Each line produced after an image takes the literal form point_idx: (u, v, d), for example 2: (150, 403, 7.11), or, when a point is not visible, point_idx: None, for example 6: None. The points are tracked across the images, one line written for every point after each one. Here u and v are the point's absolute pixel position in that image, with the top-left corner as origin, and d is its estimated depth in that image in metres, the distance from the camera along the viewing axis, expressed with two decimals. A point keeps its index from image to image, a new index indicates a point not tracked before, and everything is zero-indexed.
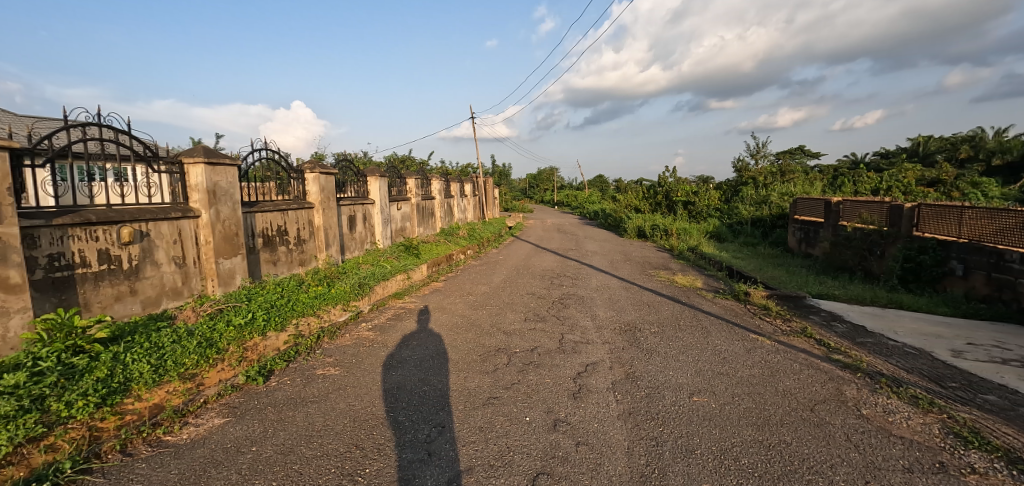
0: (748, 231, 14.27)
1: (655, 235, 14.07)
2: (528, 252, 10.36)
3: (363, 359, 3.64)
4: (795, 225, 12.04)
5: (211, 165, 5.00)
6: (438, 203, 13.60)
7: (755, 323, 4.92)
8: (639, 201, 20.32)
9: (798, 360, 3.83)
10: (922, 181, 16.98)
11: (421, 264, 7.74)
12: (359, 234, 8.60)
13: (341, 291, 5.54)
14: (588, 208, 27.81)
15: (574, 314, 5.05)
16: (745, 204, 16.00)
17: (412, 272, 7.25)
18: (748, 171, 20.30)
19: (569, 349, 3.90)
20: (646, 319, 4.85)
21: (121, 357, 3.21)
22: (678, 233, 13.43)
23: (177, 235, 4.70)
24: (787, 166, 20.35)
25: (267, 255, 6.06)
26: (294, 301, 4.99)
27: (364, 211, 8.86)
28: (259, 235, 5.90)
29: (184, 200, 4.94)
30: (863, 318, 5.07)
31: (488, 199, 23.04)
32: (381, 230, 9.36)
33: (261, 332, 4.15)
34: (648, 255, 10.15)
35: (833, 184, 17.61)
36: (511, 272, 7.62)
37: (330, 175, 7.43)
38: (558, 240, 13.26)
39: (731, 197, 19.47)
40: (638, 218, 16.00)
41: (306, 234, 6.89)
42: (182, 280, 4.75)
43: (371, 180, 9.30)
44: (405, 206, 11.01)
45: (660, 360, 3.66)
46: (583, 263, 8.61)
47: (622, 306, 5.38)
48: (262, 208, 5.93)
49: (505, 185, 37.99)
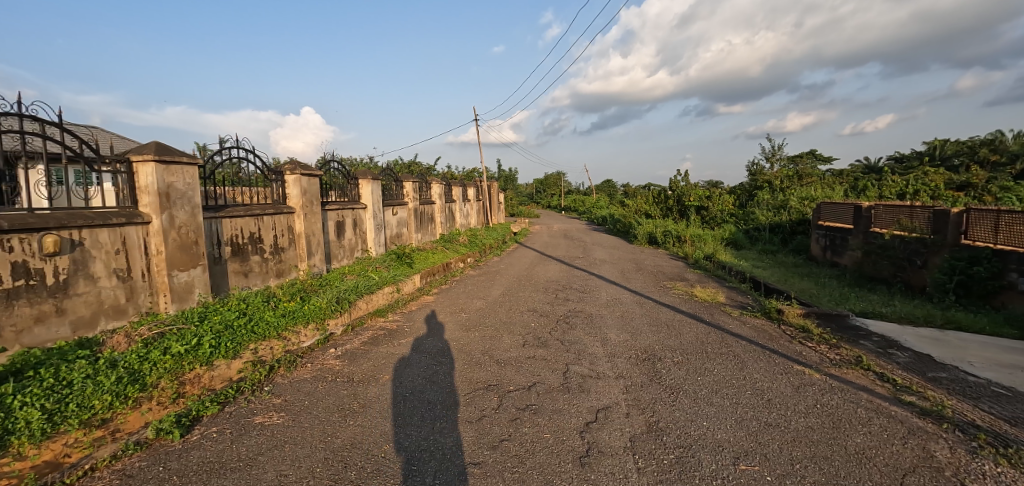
0: (766, 238, 13.50)
1: (667, 242, 13.29)
2: (531, 261, 9.63)
3: (319, 399, 2.93)
4: (820, 232, 11.19)
5: (165, 164, 4.38)
6: (438, 208, 12.91)
7: (796, 349, 4.15)
8: (649, 206, 19.54)
9: (863, 404, 3.06)
10: (951, 185, 16.06)
11: (414, 276, 7.04)
12: (347, 241, 7.94)
13: (313, 308, 4.84)
14: (596, 213, 27.06)
15: (582, 337, 4.30)
16: (762, 209, 15.19)
17: (403, 284, 6.58)
18: (762, 174, 19.44)
19: (574, 386, 3.16)
20: (667, 344, 4.10)
21: (8, 401, 2.54)
22: (692, 240, 12.64)
23: (121, 244, 4.08)
24: (804, 170, 19.50)
25: (236, 266, 5.42)
26: (256, 320, 4.32)
27: (354, 216, 8.22)
28: (227, 243, 5.27)
29: (132, 204, 4.32)
30: (925, 344, 4.26)
31: (493, 203, 22.37)
32: (373, 236, 8.70)
33: (206, 361, 3.49)
34: (661, 265, 9.36)
35: (854, 187, 16.78)
36: (511, 284, 6.91)
37: (314, 177, 6.79)
38: (565, 247, 12.55)
39: (746, 201, 18.67)
40: (649, 224, 15.25)
41: (285, 241, 6.25)
42: (126, 296, 4.12)
43: (362, 182, 8.65)
44: (401, 211, 10.33)
45: (691, 405, 2.90)
46: (590, 274, 7.84)
47: (638, 327, 4.63)
48: (231, 212, 5.30)
49: (510, 189, 37.50)
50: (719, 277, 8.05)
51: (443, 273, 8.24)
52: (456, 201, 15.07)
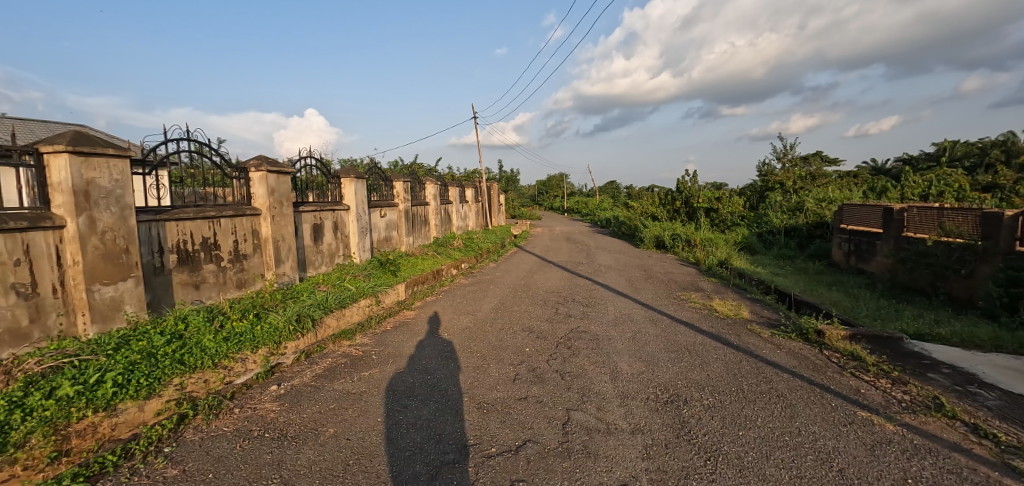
0: (781, 242, 12.74)
1: (676, 246, 12.49)
2: (529, 267, 8.84)
3: (229, 469, 2.15)
4: (843, 236, 10.35)
5: (84, 157, 3.66)
6: (433, 209, 12.14)
7: (852, 388, 3.35)
8: (656, 208, 18.72)
9: (969, 477, 2.25)
10: (975, 186, 15.14)
11: (397, 286, 6.27)
12: (326, 246, 7.17)
13: (266, 329, 4.08)
14: (600, 216, 26.28)
15: (586, 367, 3.51)
16: (775, 212, 14.36)
17: (383, 296, 5.81)
18: (774, 175, 18.58)
19: (577, 448, 2.36)
20: (693, 379, 3.31)
21: None
22: (703, 244, 11.83)
23: (22, 253, 3.33)
24: (818, 171, 18.63)
25: (184, 276, 4.68)
26: (189, 347, 3.55)
27: (335, 218, 7.46)
28: (172, 251, 4.54)
29: (43, 204, 3.59)
30: (1010, 378, 3.45)
31: (493, 205, 21.57)
32: (357, 240, 7.93)
33: (104, 406, 2.72)
34: (672, 273, 8.56)
35: (872, 188, 15.90)
36: (506, 296, 6.12)
37: (285, 174, 6.03)
38: (568, 251, 11.77)
39: (757, 203, 17.84)
40: (656, 227, 14.46)
41: (247, 247, 5.50)
42: (30, 317, 3.36)
43: (345, 182, 7.87)
44: (390, 213, 9.56)
45: (737, 480, 2.11)
46: (595, 283, 7.04)
47: (654, 354, 3.83)
48: (178, 214, 4.56)
49: (512, 190, 36.73)
50: (738, 287, 7.25)
51: (431, 283, 7.45)
52: (453, 203, 14.29)
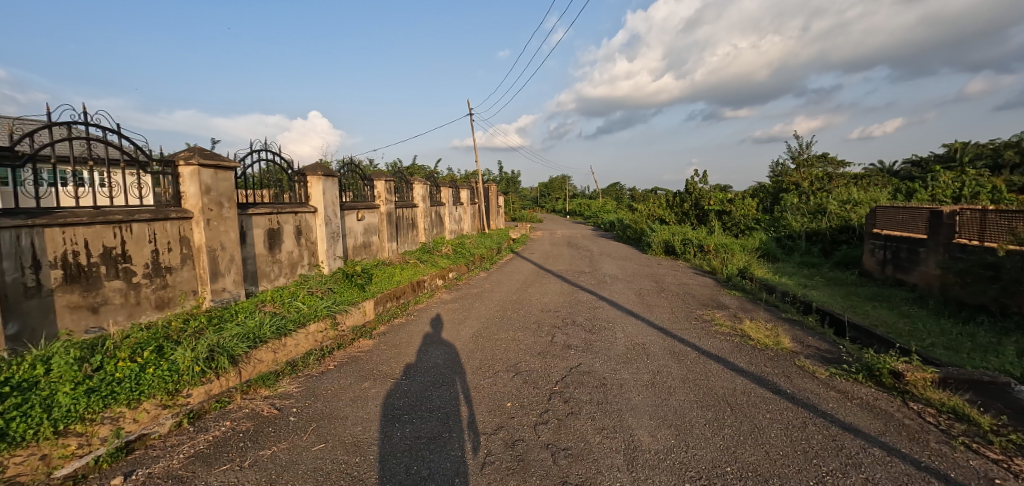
0: (803, 247, 11.64)
1: (688, 252, 11.41)
2: (524, 277, 7.74)
3: None
4: (877, 242, 9.23)
5: None
6: (421, 211, 11.09)
7: (978, 476, 2.28)
8: (664, 211, 17.65)
9: None
10: (1012, 187, 13.91)
11: (362, 305, 5.19)
12: (284, 254, 6.13)
13: (159, 374, 3.07)
14: (603, 218, 25.17)
15: (587, 438, 2.44)
16: (795, 214, 13.24)
17: (339, 319, 4.75)
18: (789, 175, 17.45)
19: None
20: (746, 462, 2.24)
21: None
22: (718, 250, 10.74)
23: None
24: (836, 171, 17.47)
25: (74, 298, 3.67)
26: (31, 404, 2.53)
27: (298, 222, 6.43)
28: (54, 266, 3.53)
29: None
30: None
31: (492, 207, 20.50)
32: (325, 247, 6.89)
33: None
34: (688, 285, 7.48)
35: (898, 189, 14.73)
36: (492, 317, 5.04)
37: (225, 170, 5.01)
38: (569, 258, 10.69)
39: (772, 205, 16.72)
40: (665, 231, 13.39)
41: (172, 258, 4.49)
42: None
43: (312, 180, 6.80)
44: (369, 216, 8.52)
45: None
46: (601, 298, 5.96)
47: (684, 413, 2.77)
48: (63, 219, 3.55)
49: (513, 191, 35.69)
50: (769, 302, 6.16)
51: (409, 298, 6.36)
52: (446, 204, 13.24)
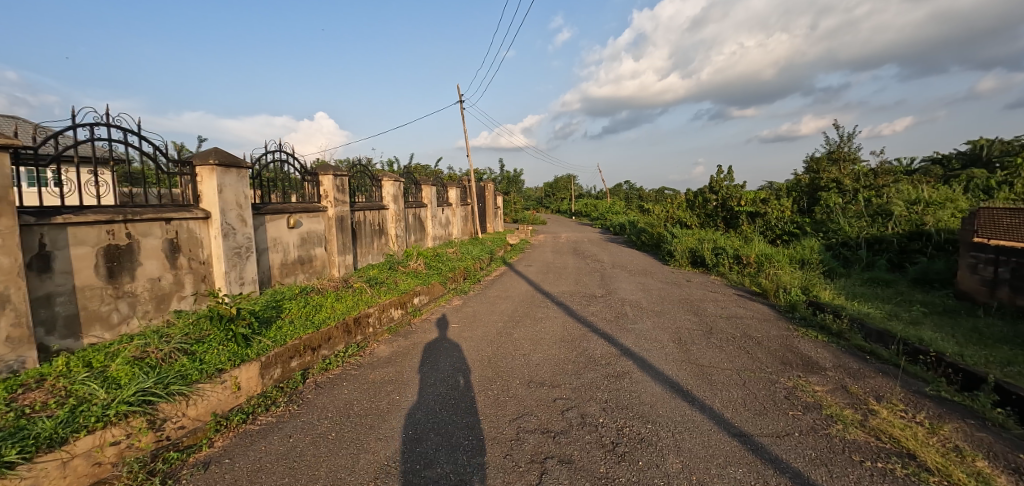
0: (865, 258, 9.37)
1: (722, 265, 9.21)
2: (512, 307, 5.58)
3: None
4: (981, 255, 6.93)
5: None
6: (393, 215, 8.96)
7: None
8: (683, 212, 15.46)
9: None
10: None
11: (215, 379, 3.07)
12: (141, 284, 4.06)
13: None
14: (613, 220, 22.90)
15: None
16: (847, 217, 10.95)
17: (156, 417, 2.66)
18: (828, 172, 15.12)
19: None
20: None
21: None
22: (762, 263, 8.52)
23: None
24: (884, 165, 15.07)
25: None
26: None
27: (171, 235, 4.34)
28: None
29: None
30: None
31: (489, 208, 18.38)
32: (222, 269, 4.79)
33: None
34: (744, 319, 5.30)
35: (968, 185, 12.30)
36: (442, 402, 2.91)
37: None
38: (574, 273, 8.52)
39: (810, 206, 14.41)
40: (690, 237, 11.20)
41: None
42: None
43: (203, 173, 4.71)
44: (309, 221, 6.39)
45: None
46: (625, 355, 3.81)
47: None
48: None
49: (514, 192, 33.81)
50: (893, 359, 3.92)
51: (326, 353, 4.20)
52: (429, 205, 11.11)
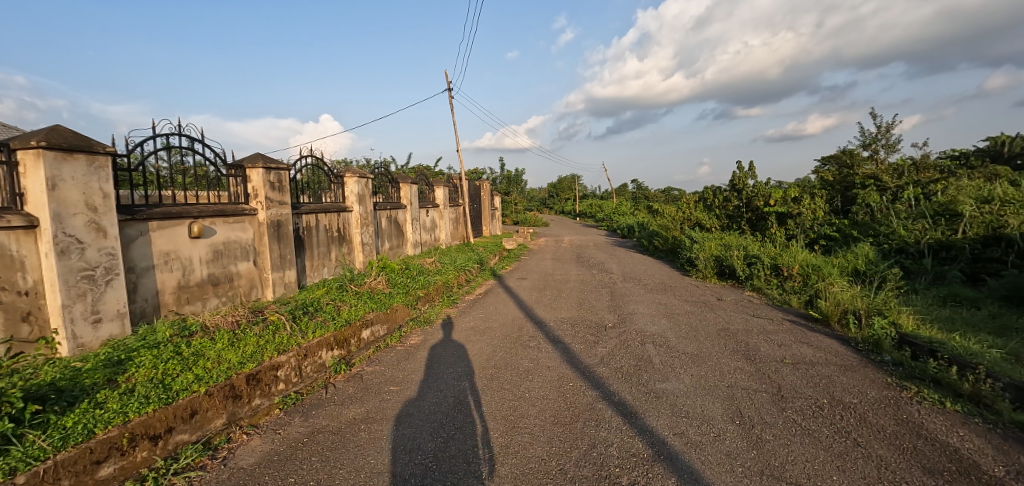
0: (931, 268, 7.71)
1: (757, 278, 7.59)
2: (489, 349, 4.02)
3: None
4: None
5: None
6: (357, 218, 7.39)
7: None
8: (701, 213, 13.85)
9: None
10: None
11: None
12: None
13: None
14: (621, 222, 21.26)
15: None
16: (901, 217, 9.26)
17: None
18: (866, 167, 13.39)
19: None
20: None
21: None
22: (812, 276, 6.90)
23: None
24: (929, 159, 13.30)
25: None
26: None
27: None
28: None
29: None
30: None
31: (485, 210, 16.84)
32: (57, 301, 3.27)
33: None
34: (819, 369, 3.69)
35: None
36: None
37: None
38: (578, 289, 6.93)
39: (845, 206, 12.70)
40: (714, 242, 9.59)
41: None
42: None
43: (27, 159, 3.18)
44: (227, 229, 4.85)
45: None
46: (660, 460, 2.24)
47: None
48: None
49: (516, 191, 32.30)
50: None
51: (183, 442, 2.62)
52: (408, 207, 9.56)
